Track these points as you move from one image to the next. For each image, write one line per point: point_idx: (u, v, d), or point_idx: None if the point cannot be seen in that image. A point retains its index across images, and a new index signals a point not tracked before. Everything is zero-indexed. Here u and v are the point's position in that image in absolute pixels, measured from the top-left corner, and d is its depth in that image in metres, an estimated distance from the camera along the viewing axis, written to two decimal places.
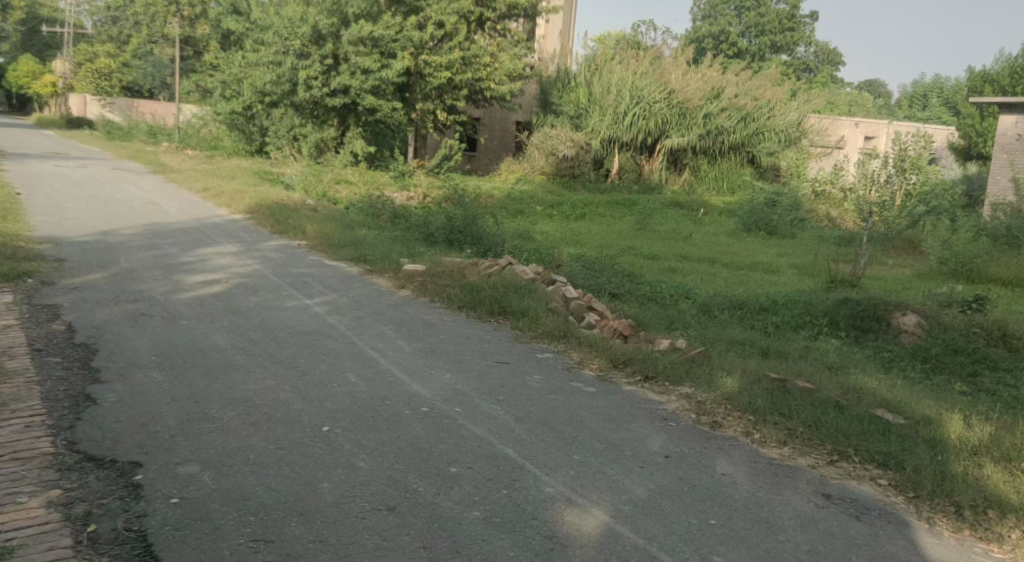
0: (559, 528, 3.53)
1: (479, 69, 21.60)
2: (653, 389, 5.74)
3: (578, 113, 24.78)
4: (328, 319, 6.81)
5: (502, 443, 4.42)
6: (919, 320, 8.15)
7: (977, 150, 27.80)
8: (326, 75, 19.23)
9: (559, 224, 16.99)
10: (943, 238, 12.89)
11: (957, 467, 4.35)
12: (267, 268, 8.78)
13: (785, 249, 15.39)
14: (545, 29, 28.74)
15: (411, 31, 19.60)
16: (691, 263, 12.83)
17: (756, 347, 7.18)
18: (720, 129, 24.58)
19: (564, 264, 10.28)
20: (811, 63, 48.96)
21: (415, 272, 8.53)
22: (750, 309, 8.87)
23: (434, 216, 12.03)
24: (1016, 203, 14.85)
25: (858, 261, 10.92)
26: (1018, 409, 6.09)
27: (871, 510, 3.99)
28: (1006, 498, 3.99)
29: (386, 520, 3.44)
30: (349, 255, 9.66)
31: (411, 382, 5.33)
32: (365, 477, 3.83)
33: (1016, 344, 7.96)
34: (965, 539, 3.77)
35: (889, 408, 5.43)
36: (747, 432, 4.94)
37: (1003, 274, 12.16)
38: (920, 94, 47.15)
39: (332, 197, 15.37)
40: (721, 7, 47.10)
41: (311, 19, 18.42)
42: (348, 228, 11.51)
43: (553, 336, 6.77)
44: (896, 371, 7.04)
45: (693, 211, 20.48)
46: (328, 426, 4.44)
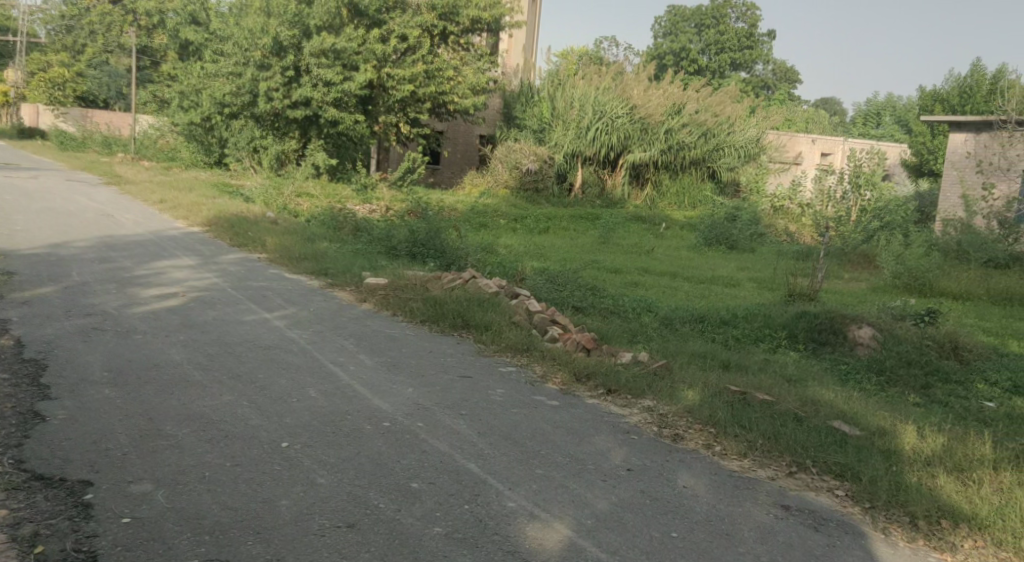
0: (522, 543, 3.51)
1: (443, 83, 21.61)
2: (616, 402, 5.76)
3: (541, 128, 25.01)
4: (288, 333, 6.72)
5: (464, 458, 4.39)
6: (874, 333, 8.32)
7: (929, 167, 28.61)
8: (287, 87, 18.99)
9: (523, 238, 17.03)
10: (896, 252, 13.18)
11: (911, 477, 4.43)
12: (225, 282, 8.65)
13: (745, 263, 15.63)
14: (508, 44, 28.86)
15: (374, 43, 19.66)
16: (653, 276, 12.96)
17: (717, 359, 7.26)
18: (681, 144, 24.88)
19: (528, 277, 10.34)
20: (770, 81, 49.88)
21: (377, 286, 8.48)
22: (711, 322, 8.97)
23: (397, 229, 11.97)
24: (967, 219, 15.26)
25: (816, 275, 11.09)
26: (970, 419, 6.24)
27: (828, 520, 4.04)
28: (958, 508, 4.08)
29: (346, 538, 3.39)
30: (310, 269, 9.56)
31: (373, 397, 5.27)
32: (325, 494, 3.78)
33: (967, 357, 8.17)
34: (919, 548, 3.83)
35: (847, 419, 5.52)
36: (708, 445, 4.97)
37: (953, 286, 12.50)
38: (874, 113, 48.33)
39: (293, 210, 15.21)
40: (682, 24, 47.83)
41: (272, 30, 18.18)
42: (308, 241, 11.40)
43: (516, 349, 6.76)
44: (853, 383, 7.17)
45: (655, 225, 20.67)
46: (287, 441, 4.37)
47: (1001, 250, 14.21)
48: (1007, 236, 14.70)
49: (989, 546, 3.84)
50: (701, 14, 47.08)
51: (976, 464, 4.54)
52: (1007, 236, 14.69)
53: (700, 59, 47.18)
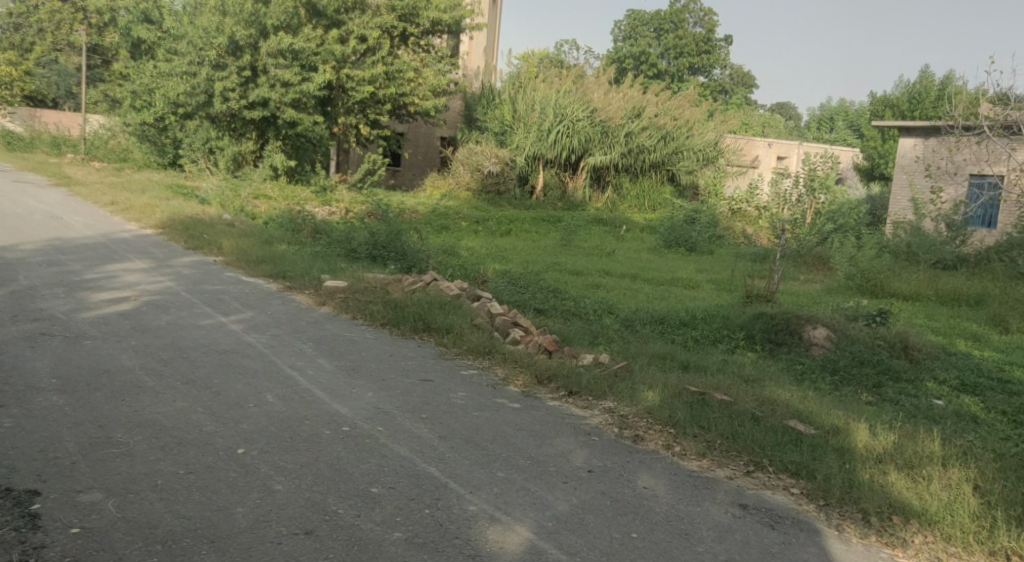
0: (483, 547, 3.50)
1: (403, 84, 21.51)
2: (577, 404, 5.78)
3: (502, 130, 25.07)
4: (245, 337, 6.62)
5: (425, 462, 4.37)
6: (828, 333, 8.48)
7: (880, 171, 29.34)
8: (244, 87, 18.66)
9: (485, 240, 17.02)
10: (850, 255, 13.45)
11: (864, 474, 4.52)
12: (179, 285, 8.49)
13: (703, 264, 15.85)
14: (468, 46, 28.77)
15: (332, 44, 19.75)
16: (613, 278, 13.06)
17: (676, 361, 7.33)
18: (641, 147, 25.05)
19: (489, 279, 10.36)
20: (727, 85, 50.61)
21: (336, 289, 8.40)
22: (671, 324, 9.06)
23: (357, 232, 11.86)
24: (917, 222, 15.65)
25: (772, 276, 11.29)
26: (920, 417, 6.39)
27: (785, 518, 4.11)
28: (909, 504, 4.17)
29: (303, 545, 3.34)
30: (267, 271, 9.44)
31: (332, 401, 5.21)
32: (282, 500, 3.73)
33: (918, 356, 8.38)
34: (872, 544, 3.91)
35: (801, 418, 5.62)
36: (667, 445, 5.02)
37: (903, 288, 12.79)
38: (827, 118, 49.38)
39: (251, 212, 15.00)
40: (641, 29, 48.27)
41: (228, 29, 17.83)
42: (266, 244, 11.25)
43: (477, 352, 6.75)
44: (808, 382, 7.30)
45: (616, 227, 20.82)
46: (243, 448, 4.30)
47: (949, 252, 14.69)
48: (954, 238, 15.16)
49: (939, 541, 3.94)
50: (660, 19, 47.61)
51: (926, 461, 4.65)
52: (954, 238, 15.16)
53: (659, 63, 47.70)
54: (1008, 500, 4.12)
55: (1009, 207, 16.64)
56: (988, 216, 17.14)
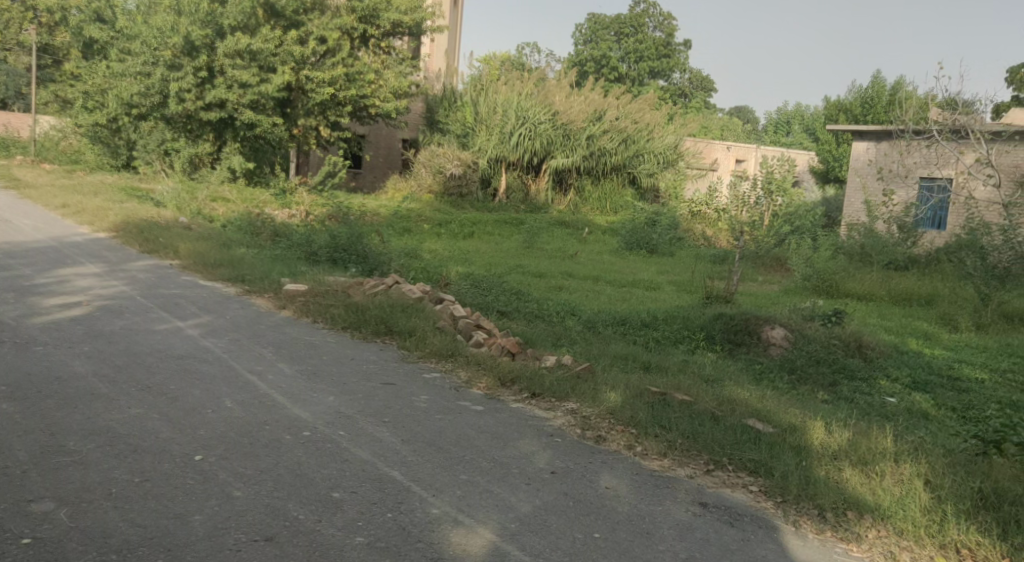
0: (445, 550, 3.49)
1: (364, 86, 21.37)
2: (540, 405, 5.80)
3: (464, 132, 25.13)
4: (203, 342, 6.51)
5: (387, 466, 4.35)
6: (786, 333, 8.63)
7: (834, 173, 30.00)
8: (200, 87, 18.43)
9: (447, 243, 16.98)
10: (806, 256, 13.76)
11: (820, 471, 4.61)
12: (134, 289, 8.34)
13: (664, 266, 16.07)
14: (429, 48, 28.66)
15: (291, 44, 18.91)
16: (576, 280, 13.16)
17: (638, 361, 7.40)
18: (602, 151, 25.23)
19: (452, 282, 10.38)
20: (686, 89, 51.21)
21: (296, 293, 8.30)
22: (632, 325, 9.15)
23: (318, 234, 11.78)
24: (870, 224, 16.06)
25: (731, 277, 11.49)
26: (873, 414, 6.54)
27: (743, 516, 4.17)
28: (863, 500, 4.27)
29: (263, 552, 3.30)
30: (226, 275, 9.32)
31: (292, 406, 5.16)
32: (242, 507, 3.68)
33: (871, 355, 8.58)
34: (827, 540, 4.00)
35: (759, 416, 5.71)
36: (629, 445, 5.07)
37: (857, 288, 13.07)
38: (783, 122, 50.25)
39: (208, 215, 14.78)
40: (602, 33, 48.59)
41: (183, 29, 17.52)
42: (224, 247, 11.08)
43: (440, 356, 6.73)
44: (767, 382, 7.42)
45: (578, 229, 20.97)
46: (201, 454, 4.24)
47: (901, 254, 15.11)
48: (907, 239, 15.60)
49: (891, 535, 4.03)
50: (620, 23, 48.06)
51: (879, 457, 4.76)
52: (906, 239, 15.59)
53: (620, 67, 48.16)
54: (957, 494, 4.23)
55: (957, 209, 17.12)
56: (938, 217, 17.61)
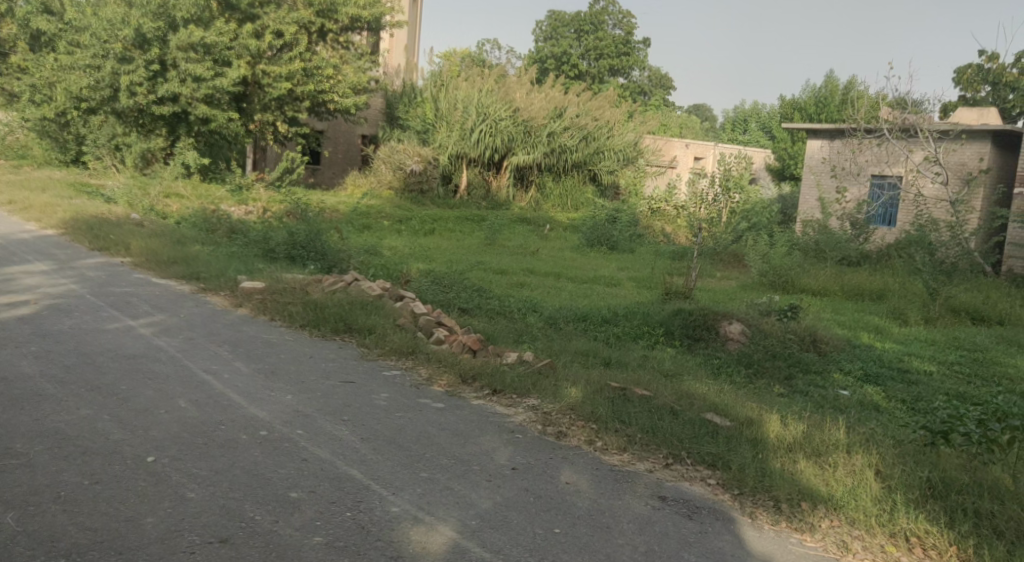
0: (405, 547, 3.48)
1: (322, 81, 21.22)
2: (500, 402, 5.80)
3: (425, 128, 25.01)
4: (156, 341, 6.39)
5: (346, 464, 4.31)
6: (743, 328, 8.76)
7: (790, 171, 30.59)
8: (151, 81, 17.94)
9: (407, 240, 16.89)
10: (762, 252, 14.01)
11: (775, 463, 4.69)
12: (84, 288, 8.13)
13: (624, 262, 16.18)
14: (389, 43, 28.41)
15: (246, 39, 19.09)
16: (537, 277, 13.18)
17: (598, 357, 7.45)
18: (563, 147, 25.35)
19: (412, 279, 10.34)
20: (646, 87, 51.62)
21: (253, 290, 8.18)
22: (593, 321, 9.21)
23: (275, 231, 11.61)
24: (824, 221, 16.53)
25: (690, 273, 11.62)
26: (828, 407, 6.68)
27: (701, 508, 4.23)
28: (816, 491, 4.35)
29: (218, 554, 3.25)
30: (179, 273, 9.14)
31: (248, 405, 5.09)
32: (197, 509, 3.61)
33: (825, 348, 8.76)
34: (782, 531, 4.07)
35: (717, 409, 5.79)
36: (589, 440, 5.09)
37: (812, 284, 13.36)
38: (741, 120, 50.98)
39: (161, 212, 14.49)
40: (562, 30, 48.68)
41: (134, 21, 16.91)
42: (178, 244, 10.86)
43: (400, 353, 6.68)
44: (724, 376, 7.54)
45: (539, 226, 21.02)
46: (153, 455, 4.15)
47: (853, 249, 15.51)
48: (858, 235, 16.08)
49: (844, 525, 4.11)
50: (580, 20, 48.24)
51: (831, 448, 4.86)
52: (858, 236, 16.03)
53: (580, 64, 48.36)
54: (906, 484, 4.35)
55: (906, 205, 17.52)
56: (888, 214, 18.01)
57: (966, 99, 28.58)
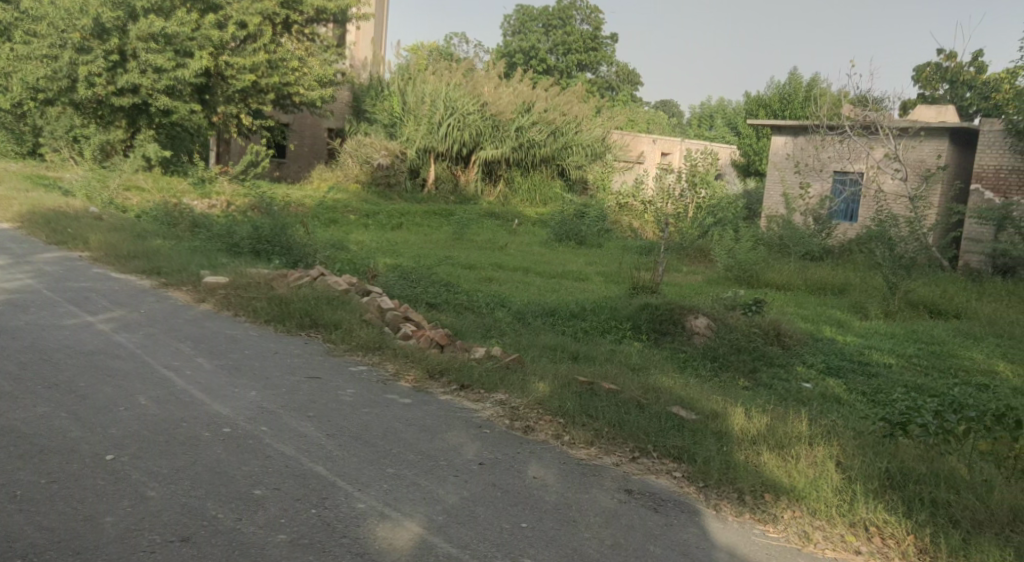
0: (371, 544, 3.46)
1: (287, 73, 21.10)
2: (468, 397, 5.79)
3: (392, 122, 24.90)
4: (116, 337, 6.27)
5: (311, 461, 4.27)
6: (708, 323, 8.84)
7: (755, 167, 30.97)
8: (111, 72, 17.53)
9: (375, 234, 16.80)
10: (728, 246, 14.16)
11: (740, 456, 4.75)
12: (40, 283, 7.95)
13: (592, 257, 16.24)
14: (355, 35, 28.21)
15: (209, 29, 18.73)
16: (506, 272, 13.18)
17: (566, 351, 7.48)
18: (531, 142, 25.36)
19: (379, 274, 10.27)
20: (614, 82, 51.86)
21: (216, 285, 8.05)
22: (561, 316, 9.24)
23: (240, 225, 11.45)
24: (788, 217, 16.77)
25: (657, 267, 11.70)
26: (791, 399, 6.79)
27: (667, 501, 4.26)
28: (779, 482, 4.41)
29: (179, 553, 3.20)
30: (140, 267, 8.98)
31: (211, 401, 5.01)
32: (157, 508, 3.55)
33: (788, 342, 8.89)
34: (746, 522, 4.12)
35: (684, 403, 5.84)
36: (557, 435, 5.10)
37: (776, 278, 13.52)
38: (706, 116, 51.46)
39: (121, 205, 14.24)
40: (530, 24, 48.68)
41: (92, 10, 16.52)
42: (138, 238, 10.66)
43: (367, 348, 6.63)
44: (690, 370, 7.62)
45: (508, 221, 21.01)
46: (112, 454, 4.07)
47: (816, 244, 15.75)
48: (821, 230, 16.34)
49: (806, 515, 4.16)
50: (548, 15, 48.34)
51: (794, 440, 4.92)
52: (821, 231, 16.30)
53: (548, 59, 48.22)
54: (866, 474, 4.43)
55: (867, 201, 17.86)
56: (850, 210, 18.31)
57: (925, 97, 29.19)
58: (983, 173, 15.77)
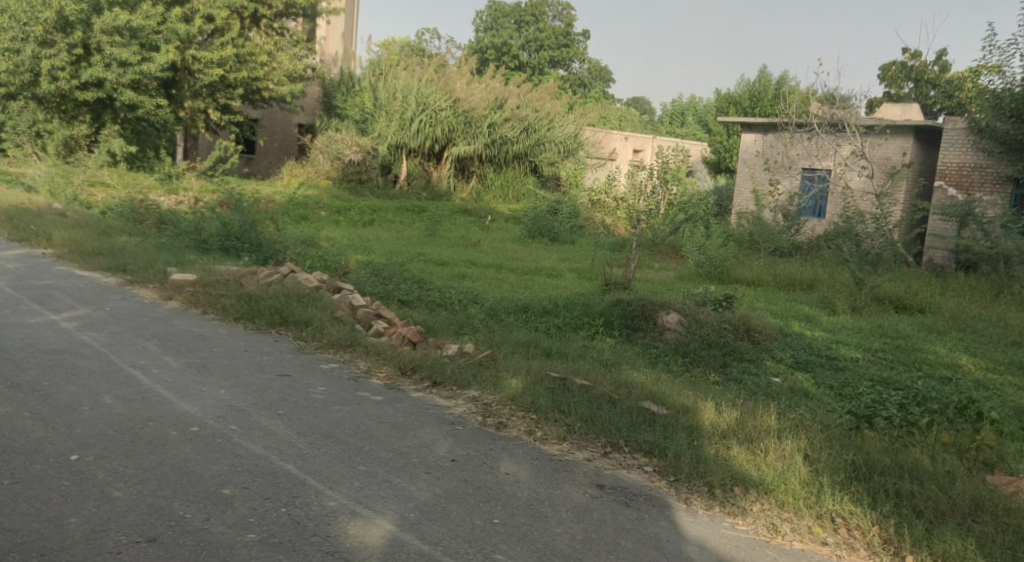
0: (342, 542, 3.44)
1: (256, 68, 20.88)
2: (440, 394, 5.77)
3: (363, 118, 24.76)
4: (80, 336, 6.16)
5: (281, 460, 4.23)
6: (680, 318, 8.91)
7: (726, 164, 31.21)
8: (75, 66, 17.21)
9: (346, 230, 16.69)
10: (698, 242, 14.30)
11: (710, 450, 4.79)
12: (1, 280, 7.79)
13: (566, 254, 16.30)
14: (326, 30, 28.06)
15: (175, 22, 18.50)
16: (479, 268, 13.18)
17: (539, 348, 7.49)
18: (504, 139, 25.32)
19: (351, 271, 10.20)
20: (587, 79, 52.00)
21: (184, 282, 7.93)
22: (534, 313, 9.25)
23: (207, 222, 11.30)
24: (758, 213, 16.97)
25: (629, 264, 11.78)
26: (760, 394, 6.86)
27: (638, 496, 4.29)
28: (748, 476, 4.46)
29: (146, 553, 3.16)
30: (105, 264, 8.83)
31: (178, 400, 4.95)
32: (124, 508, 3.50)
33: (758, 337, 8.98)
34: (716, 515, 4.16)
35: (655, 398, 5.88)
36: (529, 431, 5.11)
37: (746, 274, 13.66)
38: (678, 113, 51.82)
39: (86, 201, 14.03)
40: (502, 20, 48.50)
41: (55, 3, 16.21)
42: (104, 235, 10.50)
43: (338, 345, 6.58)
44: (662, 365, 7.67)
45: (480, 218, 20.97)
46: (77, 454, 4.00)
47: (785, 241, 15.95)
48: (790, 227, 16.54)
49: (774, 507, 4.22)
50: (520, 11, 48.23)
51: (763, 434, 4.98)
52: (790, 227, 16.51)
53: (521, 55, 48.14)
54: (833, 466, 4.49)
55: (834, 198, 18.12)
56: (818, 207, 18.57)
57: (891, 95, 29.63)
58: (946, 171, 16.06)
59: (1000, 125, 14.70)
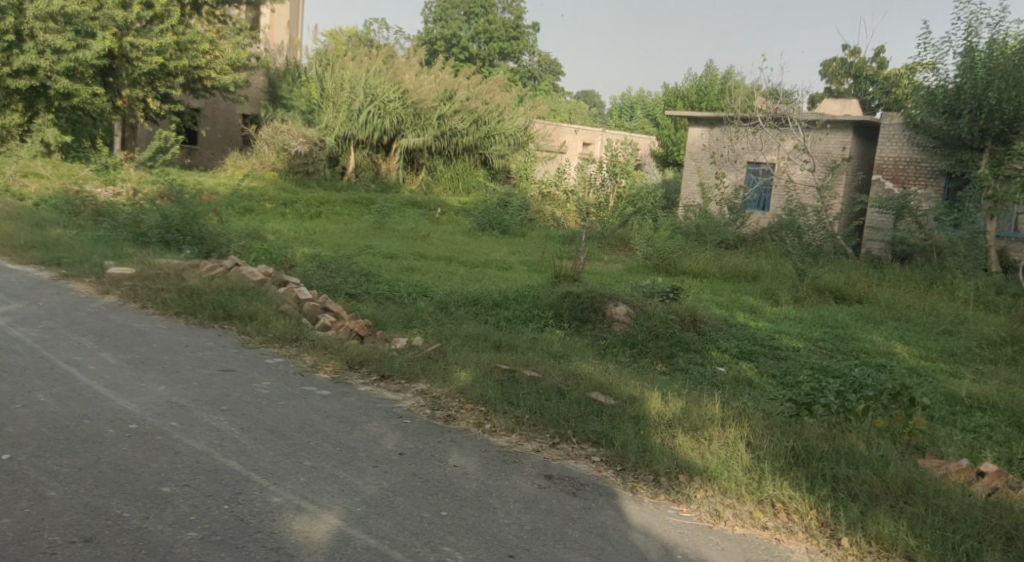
0: (286, 538, 3.39)
1: (197, 57, 20.41)
2: (388, 387, 5.74)
3: (310, 109, 24.44)
4: (12, 332, 5.95)
5: (224, 456, 4.15)
6: (628, 310, 8.99)
7: (673, 157, 31.62)
8: (6, 53, 16.55)
9: (292, 223, 16.42)
10: (647, 235, 14.53)
11: (656, 439, 4.85)
12: None
13: (515, 246, 16.32)
14: (270, 19, 27.63)
15: (112, 8, 17.87)
16: (428, 261, 13.08)
17: (488, 340, 7.49)
18: (453, 131, 25.18)
19: (297, 264, 10.05)
20: (536, 72, 52.06)
21: (122, 276, 7.70)
22: (484, 305, 9.24)
23: (146, 214, 10.98)
24: (704, 206, 17.26)
25: (578, 256, 11.84)
26: (705, 383, 6.99)
27: (585, 485, 4.33)
28: (693, 463, 4.53)
29: (81, 553, 3.07)
30: (40, 258, 8.54)
31: (116, 398, 4.80)
32: (58, 507, 3.39)
33: (704, 328, 9.13)
34: (661, 503, 4.22)
35: (603, 389, 5.94)
36: (478, 423, 5.11)
37: (692, 266, 13.87)
38: (626, 107, 52.28)
39: (19, 194, 13.58)
40: (451, 11, 48.14)
41: None
42: (37, 228, 10.16)
43: (284, 340, 6.48)
44: (610, 356, 7.75)
45: (431, 210, 20.84)
46: (8, 454, 3.86)
47: (730, 233, 16.26)
48: (735, 220, 16.85)
49: (717, 494, 4.29)
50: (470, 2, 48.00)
51: (707, 423, 5.06)
52: (735, 220, 16.83)
53: (470, 47, 47.96)
54: (773, 453, 4.59)
55: (778, 191, 18.48)
56: (762, 200, 18.93)
57: (832, 91, 30.39)
58: (883, 165, 16.55)
59: (933, 120, 15.20)
